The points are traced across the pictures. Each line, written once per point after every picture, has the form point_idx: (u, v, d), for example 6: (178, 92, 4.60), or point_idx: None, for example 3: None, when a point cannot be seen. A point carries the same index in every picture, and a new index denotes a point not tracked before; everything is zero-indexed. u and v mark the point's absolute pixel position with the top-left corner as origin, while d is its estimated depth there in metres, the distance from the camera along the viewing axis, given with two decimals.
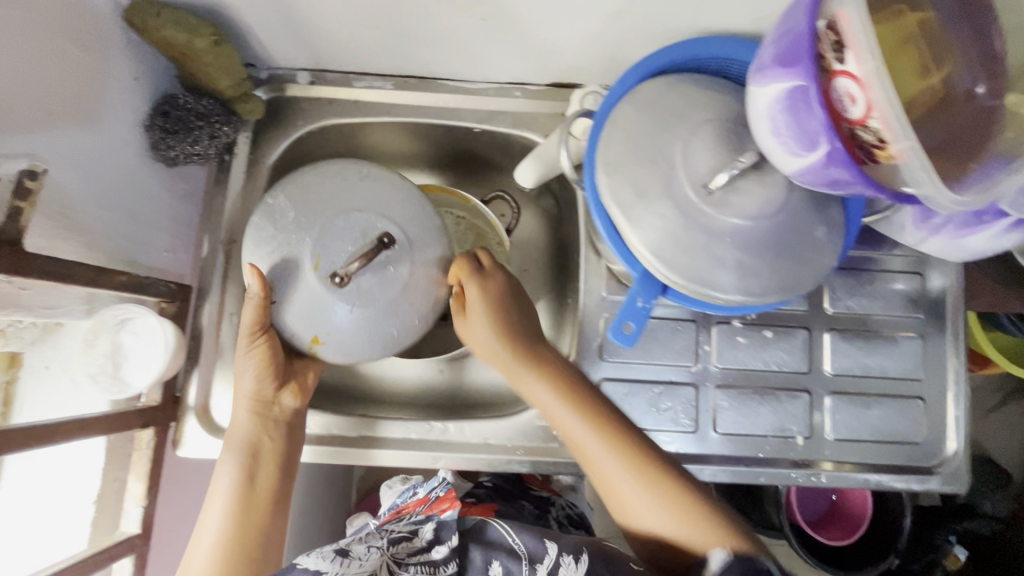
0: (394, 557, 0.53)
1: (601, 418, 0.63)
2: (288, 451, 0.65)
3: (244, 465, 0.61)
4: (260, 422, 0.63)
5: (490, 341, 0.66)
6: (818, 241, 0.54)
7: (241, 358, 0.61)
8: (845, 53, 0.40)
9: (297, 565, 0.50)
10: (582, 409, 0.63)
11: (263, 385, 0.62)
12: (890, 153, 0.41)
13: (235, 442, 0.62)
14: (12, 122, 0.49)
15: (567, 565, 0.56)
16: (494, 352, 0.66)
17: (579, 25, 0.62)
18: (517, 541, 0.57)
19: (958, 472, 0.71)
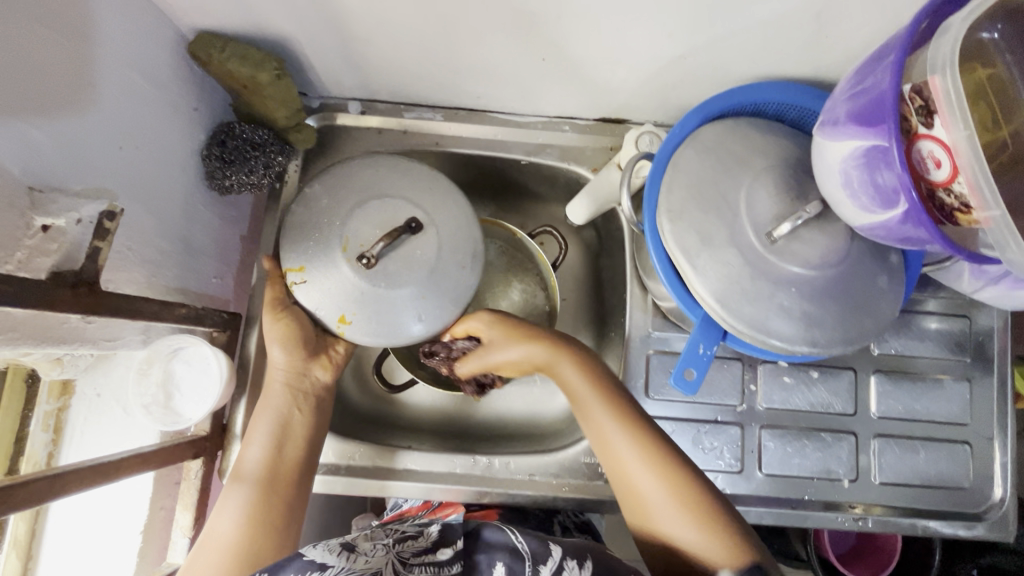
0: (399, 556, 0.51)
1: (660, 457, 0.56)
2: (315, 425, 0.64)
3: (274, 433, 0.61)
4: (291, 393, 0.64)
5: (569, 373, 0.62)
6: (880, 290, 0.54)
7: (266, 331, 0.62)
8: (932, 118, 0.40)
9: (300, 555, 0.47)
10: (641, 443, 0.57)
11: (294, 356, 0.63)
12: (974, 217, 0.41)
13: (267, 410, 0.62)
14: (85, 159, 0.50)
15: (571, 569, 0.50)
16: (573, 386, 0.61)
17: (638, 67, 0.62)
18: (520, 541, 0.52)
19: (1006, 519, 0.72)
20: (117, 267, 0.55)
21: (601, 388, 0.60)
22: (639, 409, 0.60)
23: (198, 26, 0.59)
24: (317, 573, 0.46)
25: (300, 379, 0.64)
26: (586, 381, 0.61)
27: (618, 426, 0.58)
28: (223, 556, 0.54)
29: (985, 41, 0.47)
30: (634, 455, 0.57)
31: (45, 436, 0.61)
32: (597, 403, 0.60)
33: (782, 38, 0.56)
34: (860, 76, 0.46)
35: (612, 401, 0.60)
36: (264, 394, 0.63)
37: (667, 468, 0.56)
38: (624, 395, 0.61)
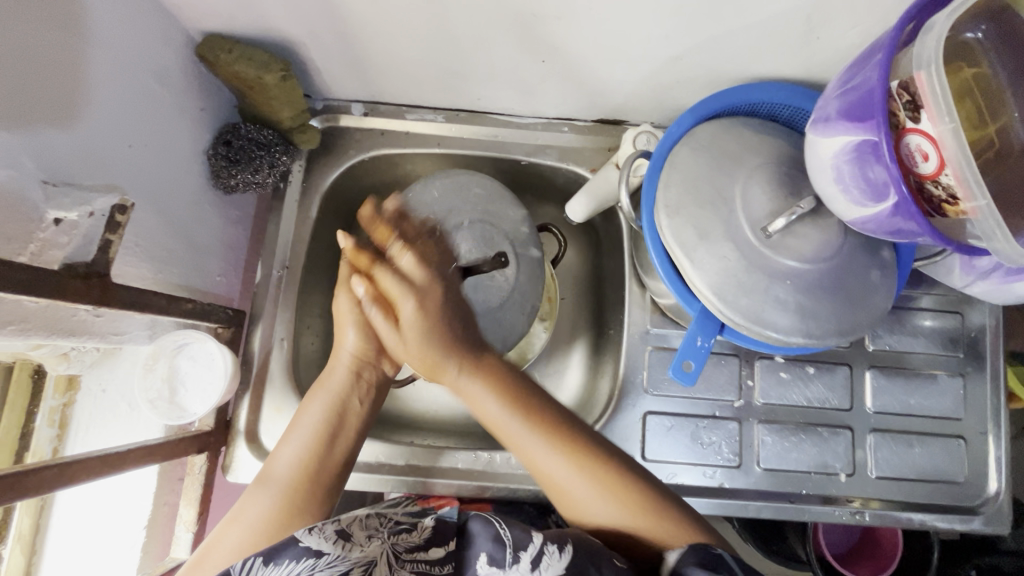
0: (393, 548, 0.51)
1: (584, 451, 0.57)
2: (366, 419, 0.64)
3: (326, 421, 0.61)
4: (351, 382, 0.64)
5: (474, 389, 0.60)
6: (873, 283, 0.55)
7: (345, 309, 0.65)
8: (920, 113, 0.42)
9: (297, 541, 0.49)
10: (563, 443, 0.57)
11: (367, 345, 0.64)
12: (961, 208, 0.43)
13: (323, 395, 0.62)
14: (96, 156, 0.51)
15: (550, 554, 0.50)
16: (486, 406, 0.59)
17: (635, 69, 0.64)
18: (505, 529, 0.53)
19: (1001, 512, 0.72)
20: (124, 263, 0.56)
21: (512, 397, 0.59)
22: (552, 405, 0.60)
23: (205, 28, 0.60)
24: (312, 560, 0.48)
25: (365, 370, 0.65)
26: (496, 400, 0.59)
27: (540, 435, 0.58)
28: (252, 539, 0.53)
29: (970, 41, 0.49)
30: (559, 459, 0.57)
31: (51, 431, 0.61)
32: (512, 417, 0.58)
33: (775, 39, 0.58)
34: (851, 75, 0.47)
35: (528, 410, 0.59)
36: (326, 378, 0.64)
37: (592, 459, 0.57)
38: (536, 399, 0.60)
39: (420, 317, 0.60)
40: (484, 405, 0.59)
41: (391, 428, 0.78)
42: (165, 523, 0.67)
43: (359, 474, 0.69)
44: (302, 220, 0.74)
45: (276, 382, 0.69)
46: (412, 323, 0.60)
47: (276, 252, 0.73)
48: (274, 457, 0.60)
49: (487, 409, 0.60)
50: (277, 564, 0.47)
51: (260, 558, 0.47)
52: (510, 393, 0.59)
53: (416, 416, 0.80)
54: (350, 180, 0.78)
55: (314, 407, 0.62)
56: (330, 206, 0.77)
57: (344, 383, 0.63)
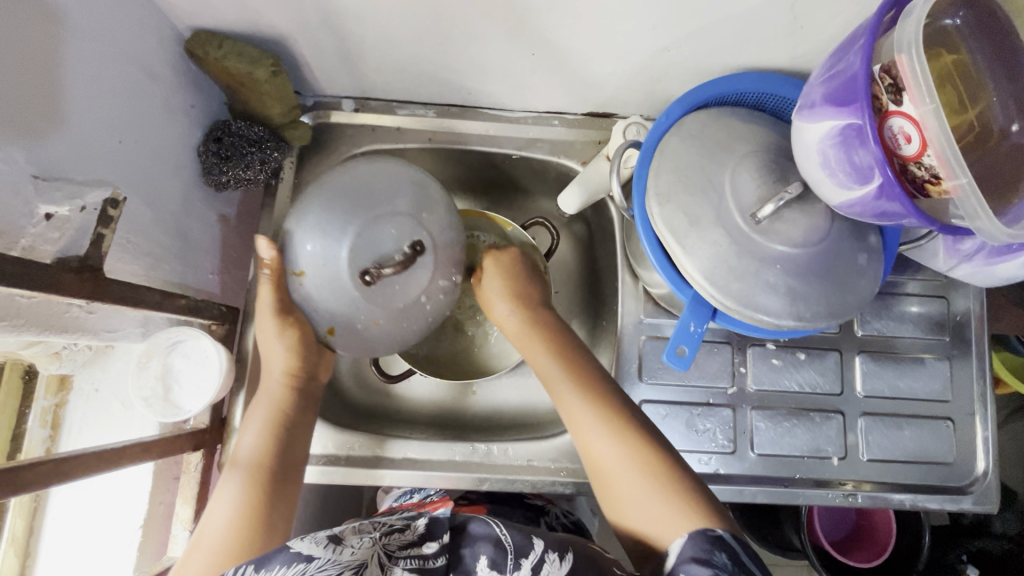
0: (385, 549, 0.51)
1: (630, 434, 0.58)
2: (308, 428, 0.65)
3: (274, 428, 0.62)
4: (292, 393, 0.64)
5: (547, 360, 0.66)
6: (860, 266, 0.56)
7: (270, 334, 0.63)
8: (902, 95, 0.43)
9: (287, 547, 0.48)
10: (611, 422, 0.59)
11: (298, 362, 0.64)
12: (943, 188, 0.44)
13: (264, 407, 0.63)
14: (87, 151, 0.51)
15: (552, 561, 0.51)
16: (548, 370, 0.65)
17: (623, 61, 0.65)
18: (505, 533, 0.54)
19: (989, 491, 0.74)
20: (116, 259, 0.55)
21: (581, 381, 0.63)
22: (612, 388, 0.63)
23: (195, 24, 0.60)
24: (303, 565, 0.47)
25: (304, 381, 0.65)
26: (557, 363, 0.65)
27: (589, 409, 0.60)
28: (222, 537, 0.54)
29: (948, 28, 0.50)
30: (604, 438, 0.59)
31: (42, 432, 0.60)
32: (569, 390, 0.62)
33: (760, 29, 0.59)
34: (833, 61, 0.49)
35: (585, 382, 0.62)
36: (263, 394, 0.64)
37: (633, 437, 0.58)
38: (601, 379, 0.63)
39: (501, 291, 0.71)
40: (549, 373, 0.65)
41: (387, 423, 0.77)
42: (162, 523, 0.66)
43: (356, 468, 0.69)
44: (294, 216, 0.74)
45: None
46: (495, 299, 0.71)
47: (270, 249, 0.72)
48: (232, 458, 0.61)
49: (549, 374, 0.65)
50: (269, 569, 0.46)
51: (251, 565, 0.47)
52: (582, 374, 0.63)
53: (412, 412, 0.80)
54: None
55: (253, 427, 0.62)
56: None
57: (283, 396, 0.64)
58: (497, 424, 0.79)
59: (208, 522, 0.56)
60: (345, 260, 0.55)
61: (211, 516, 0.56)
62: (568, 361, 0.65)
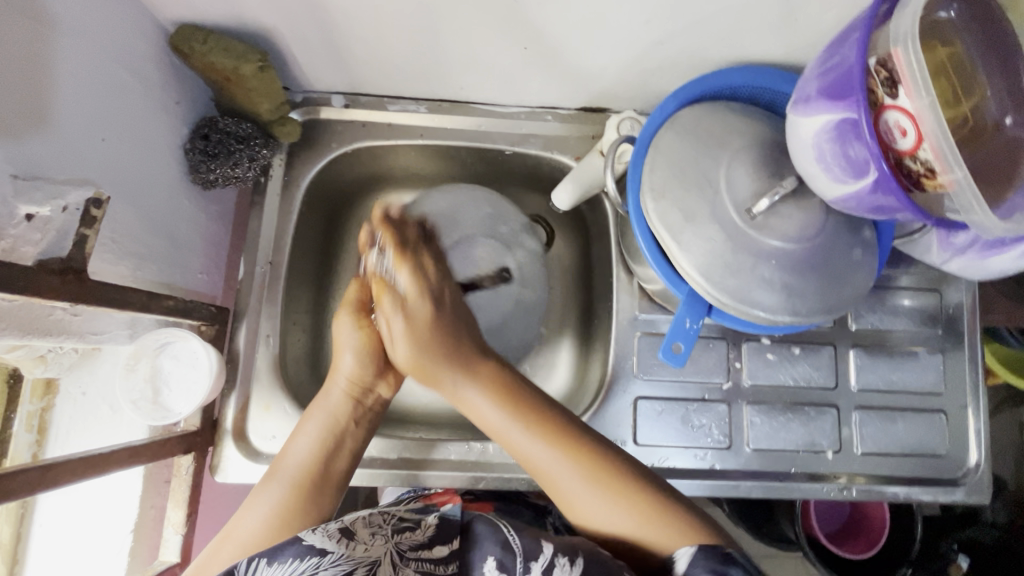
0: (398, 547, 0.50)
1: (592, 458, 0.55)
2: (362, 442, 0.63)
3: (329, 434, 0.60)
4: (351, 404, 0.63)
5: (464, 390, 0.59)
6: (856, 261, 0.56)
7: (344, 336, 0.64)
8: (897, 89, 0.43)
9: (300, 539, 0.48)
10: (568, 449, 0.55)
11: (365, 369, 0.63)
12: (939, 182, 0.43)
13: (323, 413, 0.61)
14: (67, 149, 0.49)
15: (562, 566, 0.49)
16: (487, 413, 0.58)
17: (616, 54, 0.64)
18: (513, 536, 0.53)
19: (982, 483, 0.74)
20: (100, 260, 0.54)
21: (515, 405, 0.57)
22: (561, 411, 0.58)
23: (179, 18, 0.58)
24: (316, 559, 0.47)
25: (364, 394, 0.64)
26: (496, 403, 0.58)
27: (541, 438, 0.56)
28: (256, 535, 0.52)
29: (943, 20, 0.50)
30: (562, 459, 0.55)
31: (29, 437, 0.59)
32: (515, 425, 0.57)
33: (755, 21, 0.58)
34: (828, 55, 0.48)
35: (526, 410, 0.57)
36: (323, 400, 0.62)
37: (594, 461, 0.55)
38: (538, 401, 0.58)
39: (407, 330, 0.59)
40: (482, 411, 0.58)
41: (382, 423, 0.77)
42: (152, 527, 0.66)
43: (351, 469, 0.68)
44: (285, 214, 0.73)
45: (263, 379, 0.68)
46: (400, 340, 0.59)
47: (260, 247, 0.71)
48: (279, 459, 0.59)
49: (488, 417, 0.58)
50: (281, 562, 0.46)
51: (264, 558, 0.47)
52: (507, 394, 0.58)
53: (406, 411, 0.79)
54: (332, 174, 0.77)
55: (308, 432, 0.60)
56: (313, 201, 0.76)
57: (344, 406, 0.62)
58: None
59: (236, 526, 0.53)
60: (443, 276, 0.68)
61: (239, 523, 0.53)
62: (498, 392, 0.58)
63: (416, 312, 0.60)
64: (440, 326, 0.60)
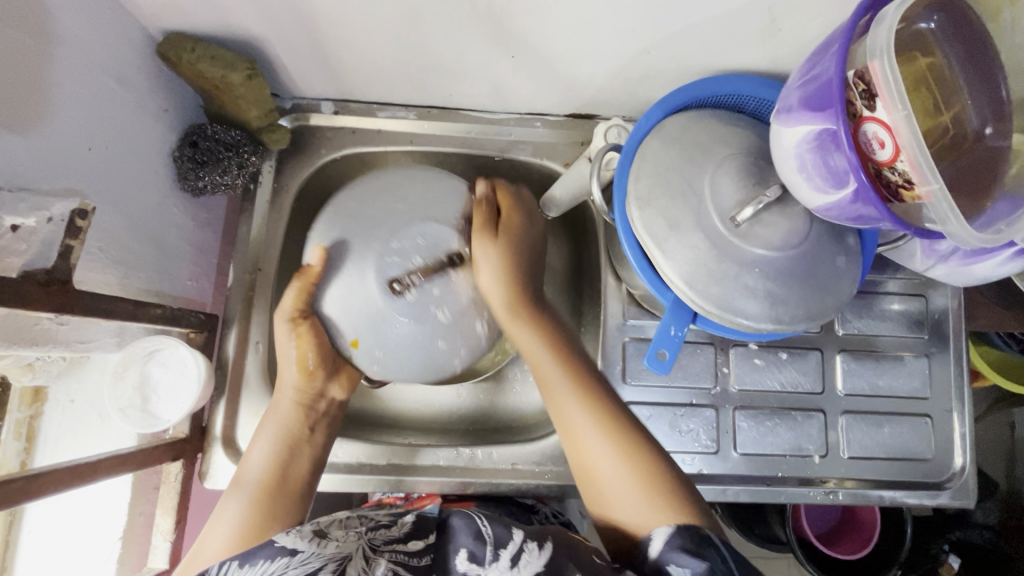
0: (371, 543, 0.52)
1: (620, 429, 0.58)
2: (322, 445, 0.65)
3: (281, 442, 0.62)
4: (300, 412, 0.64)
5: (530, 337, 0.64)
6: (839, 268, 0.56)
7: (281, 339, 0.64)
8: (875, 101, 0.43)
9: (272, 542, 0.49)
10: (602, 414, 0.59)
11: (309, 376, 0.65)
12: (917, 194, 0.44)
13: (273, 425, 0.63)
14: (53, 159, 0.50)
15: (530, 551, 0.49)
16: (534, 351, 0.63)
17: (603, 62, 0.64)
18: (484, 524, 0.52)
19: (967, 486, 0.75)
20: (87, 269, 0.55)
21: (565, 359, 0.63)
22: (604, 382, 0.63)
23: (166, 27, 0.58)
24: (286, 558, 0.48)
25: (314, 399, 0.65)
26: (549, 349, 0.63)
27: (578, 400, 0.60)
28: (218, 550, 0.54)
29: (924, 31, 0.50)
30: (581, 412, 0.59)
31: (17, 444, 0.59)
32: (557, 366, 0.62)
33: (739, 31, 0.59)
34: (810, 65, 0.49)
35: (575, 375, 0.61)
36: (273, 410, 0.64)
37: (618, 430, 0.58)
38: (586, 364, 0.63)
39: (497, 256, 0.65)
40: (537, 353, 0.63)
41: (373, 428, 0.77)
42: (141, 533, 0.67)
43: (340, 475, 0.68)
44: (274, 220, 0.73)
45: (252, 385, 0.68)
46: (489, 265, 0.64)
47: (250, 254, 0.72)
48: (238, 475, 0.61)
49: (538, 361, 0.63)
50: (252, 564, 0.48)
51: (235, 561, 0.48)
52: (564, 354, 0.63)
53: (396, 417, 0.79)
54: (322, 181, 0.77)
55: (264, 438, 0.62)
56: (303, 207, 0.76)
57: (294, 415, 0.64)
58: (485, 428, 0.78)
59: (207, 538, 0.55)
60: (379, 268, 0.63)
61: (211, 532, 0.56)
62: (553, 343, 0.64)
63: (509, 219, 0.67)
64: (521, 268, 0.66)
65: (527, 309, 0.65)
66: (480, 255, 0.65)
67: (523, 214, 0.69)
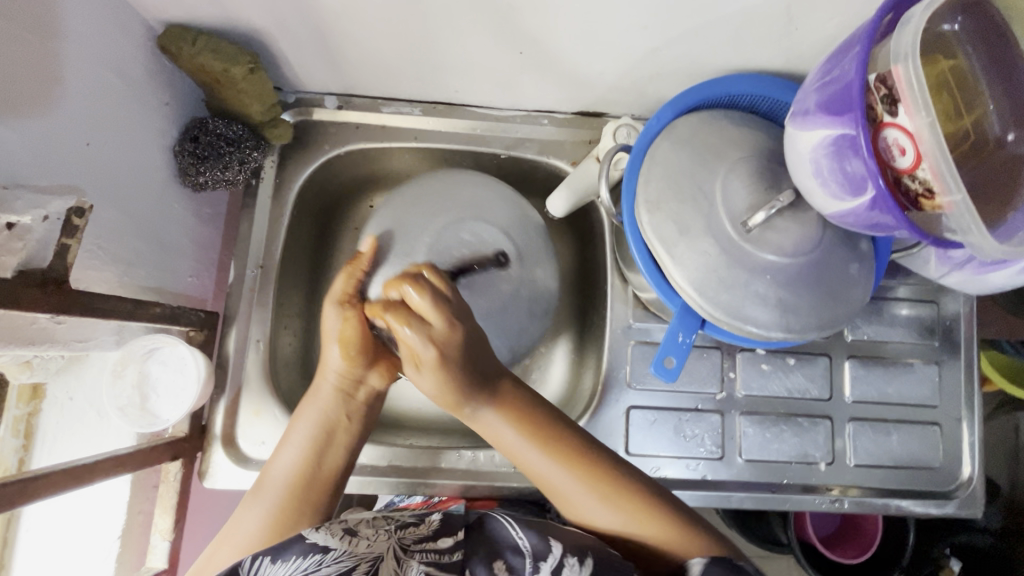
0: (400, 543, 0.51)
1: (610, 480, 0.57)
2: (358, 434, 0.62)
3: (318, 431, 0.59)
4: (340, 400, 0.61)
5: (496, 422, 0.59)
6: (852, 276, 0.55)
7: (330, 325, 0.62)
8: (897, 107, 0.42)
9: (303, 537, 0.49)
10: (585, 471, 0.57)
11: (352, 361, 0.61)
12: (937, 203, 0.43)
13: (313, 412, 0.60)
14: (51, 155, 0.48)
15: (572, 566, 0.50)
16: (504, 434, 0.59)
17: (614, 60, 0.63)
18: (521, 537, 0.53)
19: (974, 495, 0.74)
20: (85, 266, 0.54)
21: (531, 427, 0.59)
22: (579, 433, 0.60)
23: (166, 18, 0.57)
24: (318, 556, 0.48)
25: (353, 385, 0.62)
26: (516, 428, 0.59)
27: (563, 467, 0.57)
28: (254, 543, 0.54)
29: (947, 33, 0.49)
30: (562, 470, 0.57)
31: (15, 441, 0.59)
32: (532, 448, 0.58)
33: (755, 29, 0.57)
34: (828, 68, 0.47)
35: (558, 447, 0.58)
36: (313, 394, 0.61)
37: (613, 485, 0.57)
38: (561, 426, 0.60)
39: (431, 358, 0.55)
40: (502, 435, 0.59)
41: (374, 427, 0.76)
42: (140, 531, 0.67)
43: None
44: (276, 217, 0.72)
45: (253, 384, 0.68)
46: (427, 373, 0.56)
47: (250, 250, 0.71)
48: (269, 466, 0.59)
49: (514, 447, 0.59)
50: (285, 560, 0.47)
51: (268, 555, 0.47)
52: (526, 416, 0.59)
53: (396, 416, 0.78)
54: (325, 177, 0.76)
55: (302, 424, 0.60)
56: (306, 203, 0.75)
57: (332, 400, 0.61)
58: None
59: (232, 537, 0.55)
60: (426, 262, 0.65)
61: (236, 529, 0.55)
62: (527, 429, 0.59)
63: (438, 331, 0.56)
64: (470, 367, 0.57)
65: (487, 395, 0.59)
66: (422, 372, 0.56)
67: (448, 297, 0.58)
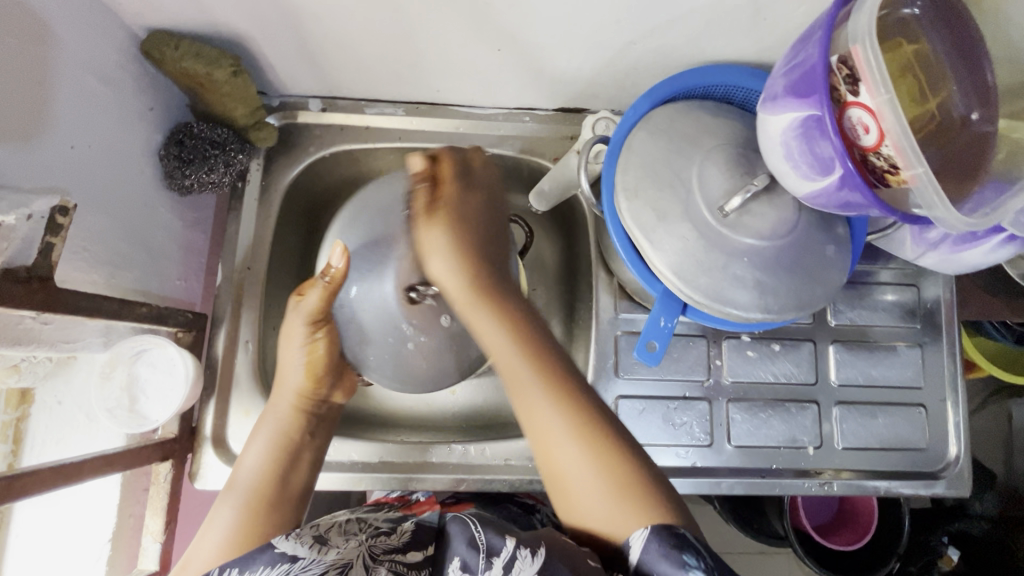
0: (370, 551, 0.52)
1: (586, 415, 0.52)
2: (320, 452, 0.64)
3: (279, 451, 0.60)
4: (300, 418, 0.63)
5: (496, 334, 0.53)
6: (828, 258, 0.56)
7: (293, 343, 0.62)
8: (858, 86, 0.43)
9: (271, 547, 0.49)
10: (564, 405, 0.52)
11: (316, 381, 0.64)
12: (902, 178, 0.44)
13: (270, 429, 0.61)
14: (36, 158, 0.49)
15: (522, 558, 0.48)
16: (497, 343, 0.53)
17: (590, 56, 0.64)
18: (480, 532, 0.53)
19: (962, 475, 0.75)
20: (71, 268, 0.54)
21: (531, 353, 0.53)
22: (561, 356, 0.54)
23: (150, 24, 0.58)
24: (287, 564, 0.47)
25: (315, 404, 0.64)
26: (512, 339, 0.53)
27: (541, 391, 0.52)
28: (212, 557, 0.51)
29: (908, 17, 0.50)
30: (545, 399, 0.52)
31: (3, 447, 0.58)
32: (530, 371, 0.52)
33: (725, 21, 0.59)
34: (794, 53, 0.48)
35: (540, 363, 0.53)
36: (272, 410, 0.63)
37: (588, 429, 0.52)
38: (551, 347, 0.54)
39: (456, 246, 0.54)
40: (496, 346, 0.53)
41: (364, 426, 0.76)
42: (131, 535, 0.67)
43: (332, 474, 0.68)
44: (264, 219, 0.73)
45: (243, 384, 0.68)
46: (439, 238, 0.55)
47: (237, 252, 0.71)
48: (237, 469, 0.59)
49: (501, 354, 0.53)
50: (252, 570, 0.47)
51: (235, 567, 0.47)
52: (530, 343, 0.53)
53: (386, 415, 0.78)
54: (311, 179, 0.77)
55: (258, 443, 0.61)
56: (293, 205, 0.76)
57: (292, 418, 0.62)
58: (478, 424, 0.78)
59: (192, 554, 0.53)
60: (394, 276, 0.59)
61: (199, 545, 0.53)
62: (517, 332, 0.53)
63: (453, 203, 0.56)
64: (479, 252, 0.55)
65: (487, 301, 0.54)
66: (432, 232, 0.55)
67: (486, 191, 0.59)
